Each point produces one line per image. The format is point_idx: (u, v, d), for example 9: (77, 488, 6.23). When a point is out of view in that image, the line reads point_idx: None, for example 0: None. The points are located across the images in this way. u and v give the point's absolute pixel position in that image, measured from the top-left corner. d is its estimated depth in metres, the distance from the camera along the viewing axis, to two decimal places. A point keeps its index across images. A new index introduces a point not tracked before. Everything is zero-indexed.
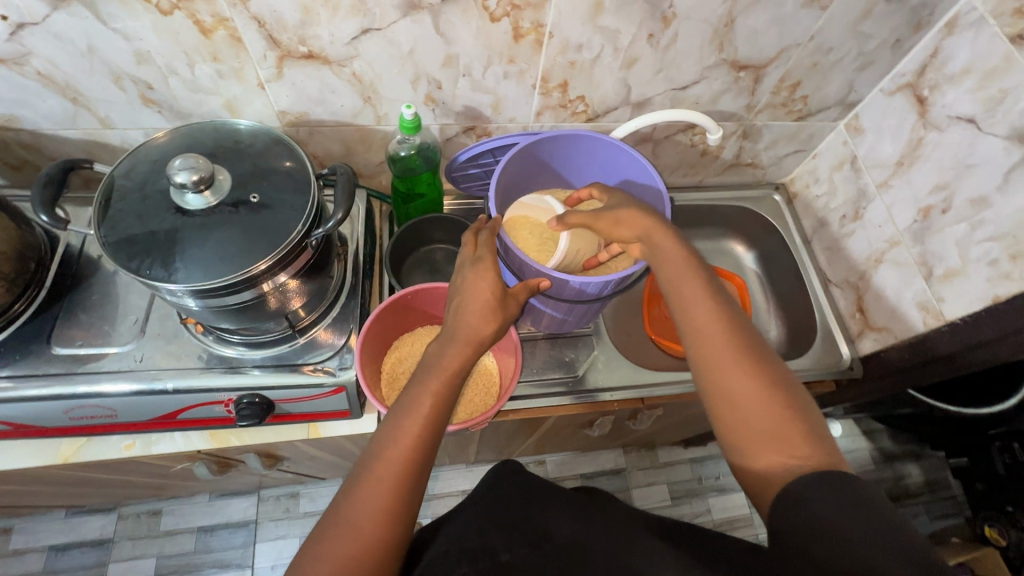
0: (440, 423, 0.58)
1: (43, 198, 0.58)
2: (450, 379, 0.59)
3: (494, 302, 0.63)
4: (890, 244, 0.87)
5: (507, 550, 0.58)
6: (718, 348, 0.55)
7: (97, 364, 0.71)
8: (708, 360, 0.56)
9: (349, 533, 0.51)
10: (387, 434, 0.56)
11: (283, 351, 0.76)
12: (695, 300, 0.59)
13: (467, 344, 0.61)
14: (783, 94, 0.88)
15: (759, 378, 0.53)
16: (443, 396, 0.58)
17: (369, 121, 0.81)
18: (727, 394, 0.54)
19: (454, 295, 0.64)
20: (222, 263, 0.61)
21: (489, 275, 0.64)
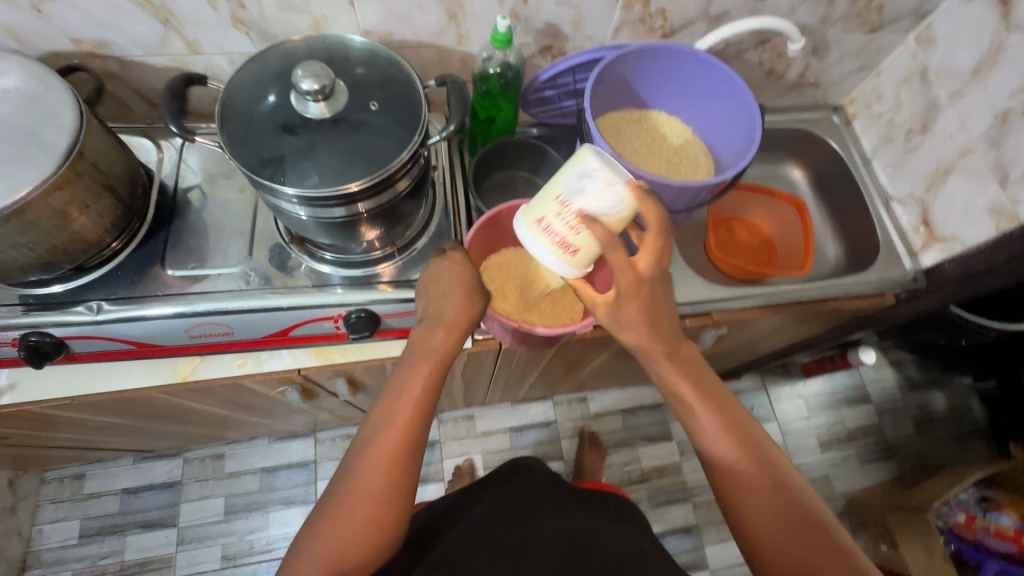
0: (428, 407, 0.64)
1: (173, 108, 0.59)
2: (438, 365, 0.65)
3: (466, 287, 0.67)
4: (961, 154, 0.89)
5: (528, 551, 0.68)
6: (732, 466, 0.61)
7: (212, 284, 0.74)
8: (722, 467, 0.62)
9: (353, 511, 0.58)
10: (383, 416, 0.62)
11: (387, 267, 0.79)
12: (707, 420, 0.63)
13: (446, 329, 0.66)
14: (859, 3, 0.87)
15: (776, 499, 0.59)
16: (435, 378, 0.64)
17: (451, 41, 0.81)
18: (747, 512, 0.60)
19: (427, 283, 0.69)
20: (349, 170, 0.63)
21: (461, 258, 0.69)
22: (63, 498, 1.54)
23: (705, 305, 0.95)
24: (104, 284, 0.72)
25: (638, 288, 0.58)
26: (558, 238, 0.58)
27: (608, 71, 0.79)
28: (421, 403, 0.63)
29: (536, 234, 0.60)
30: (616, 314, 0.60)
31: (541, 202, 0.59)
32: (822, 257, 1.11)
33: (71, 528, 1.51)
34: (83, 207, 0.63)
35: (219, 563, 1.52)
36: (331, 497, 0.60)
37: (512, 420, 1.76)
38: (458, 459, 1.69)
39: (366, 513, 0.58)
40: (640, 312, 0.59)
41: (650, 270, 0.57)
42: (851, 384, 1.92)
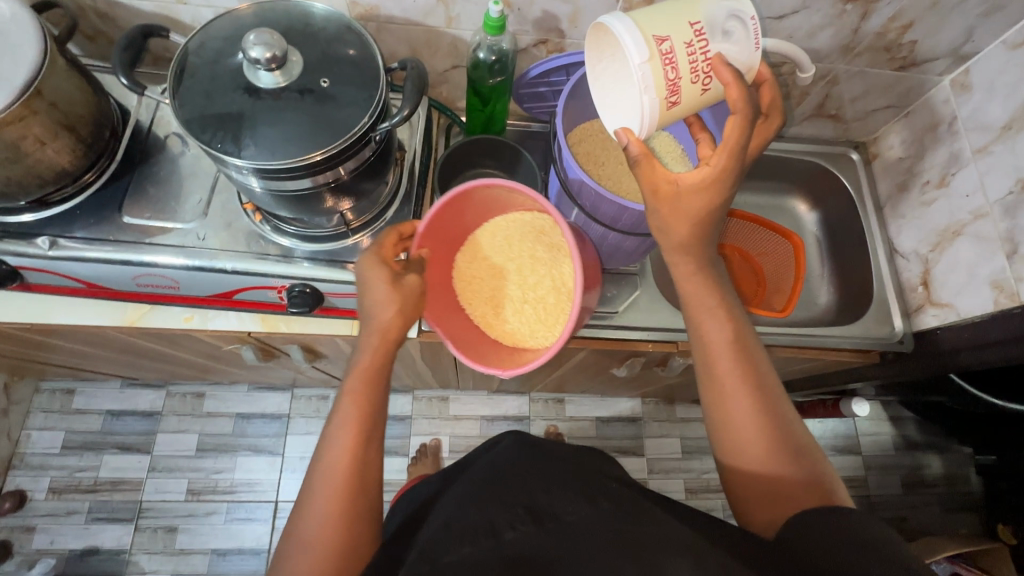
0: (374, 405, 0.66)
1: (123, 58, 0.58)
2: (367, 373, 0.66)
3: (392, 287, 0.65)
4: (974, 217, 0.81)
5: (511, 529, 0.60)
6: (733, 392, 0.60)
7: (164, 236, 0.74)
8: (718, 391, 0.61)
9: (312, 539, 0.60)
10: (331, 436, 0.64)
11: (336, 248, 0.78)
12: (714, 333, 0.63)
13: (376, 335, 0.66)
14: (890, 36, 0.79)
15: (768, 424, 0.59)
16: (371, 379, 0.66)
17: (439, 22, 0.78)
18: (735, 427, 0.60)
19: (359, 290, 0.67)
20: (290, 145, 0.61)
21: (378, 264, 0.66)
22: (52, 409, 1.63)
23: (669, 333, 0.91)
24: (62, 221, 0.74)
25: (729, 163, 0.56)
26: (670, 75, 0.55)
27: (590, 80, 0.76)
28: (362, 415, 0.65)
29: (652, 53, 0.54)
30: (671, 209, 0.59)
31: (665, 19, 0.55)
32: (812, 300, 1.05)
33: (55, 439, 1.60)
34: (40, 142, 0.64)
35: (184, 495, 1.59)
36: (290, 538, 0.61)
37: (485, 409, 1.76)
38: (425, 437, 1.70)
39: (326, 534, 0.60)
40: (695, 214, 0.58)
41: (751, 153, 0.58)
42: (842, 432, 1.83)
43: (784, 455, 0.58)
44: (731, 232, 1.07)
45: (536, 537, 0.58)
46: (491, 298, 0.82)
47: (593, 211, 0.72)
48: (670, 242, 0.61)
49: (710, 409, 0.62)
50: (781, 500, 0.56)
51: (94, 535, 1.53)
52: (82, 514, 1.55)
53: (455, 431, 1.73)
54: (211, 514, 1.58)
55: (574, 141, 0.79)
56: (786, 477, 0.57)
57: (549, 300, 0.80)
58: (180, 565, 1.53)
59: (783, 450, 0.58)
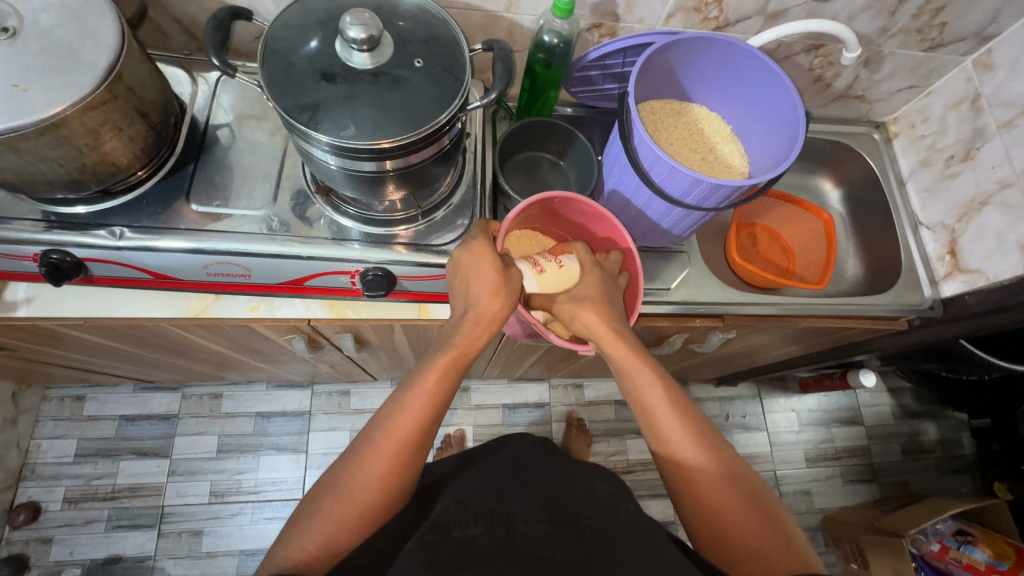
0: (441, 402, 0.67)
1: (215, 40, 0.58)
2: (456, 361, 0.67)
3: (500, 279, 0.66)
4: (1000, 187, 0.87)
5: (524, 521, 0.69)
6: (682, 470, 0.64)
7: (235, 224, 0.74)
8: (672, 470, 0.65)
9: (346, 505, 0.62)
10: (396, 406, 0.66)
11: (407, 231, 0.79)
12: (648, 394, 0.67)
13: (476, 323, 0.67)
14: (923, 18, 0.84)
15: (720, 484, 0.62)
16: (448, 376, 0.67)
17: (499, 7, 0.80)
18: (695, 487, 0.63)
19: (465, 279, 0.68)
20: (389, 124, 0.62)
21: (485, 253, 0.67)
22: (63, 417, 1.57)
23: (719, 308, 0.94)
24: (128, 211, 0.72)
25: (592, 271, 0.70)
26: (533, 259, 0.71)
27: (657, 57, 0.77)
28: (434, 399, 0.66)
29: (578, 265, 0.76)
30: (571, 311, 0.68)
31: None
32: (840, 274, 1.10)
33: (68, 447, 1.55)
34: (115, 129, 0.63)
35: (207, 498, 1.56)
36: (330, 483, 0.64)
37: (507, 397, 1.78)
38: (449, 428, 1.71)
39: (363, 500, 0.63)
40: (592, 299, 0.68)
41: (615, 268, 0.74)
42: (846, 404, 1.92)
43: (744, 517, 0.60)
44: (763, 211, 1.11)
45: (554, 536, 0.65)
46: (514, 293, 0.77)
47: (664, 184, 0.73)
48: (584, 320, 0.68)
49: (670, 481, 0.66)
50: (749, 559, 0.58)
51: (115, 543, 1.49)
52: (102, 523, 1.50)
53: (478, 421, 1.74)
54: (236, 514, 1.56)
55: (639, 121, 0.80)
56: (749, 537, 0.59)
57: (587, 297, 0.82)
58: (207, 568, 1.50)
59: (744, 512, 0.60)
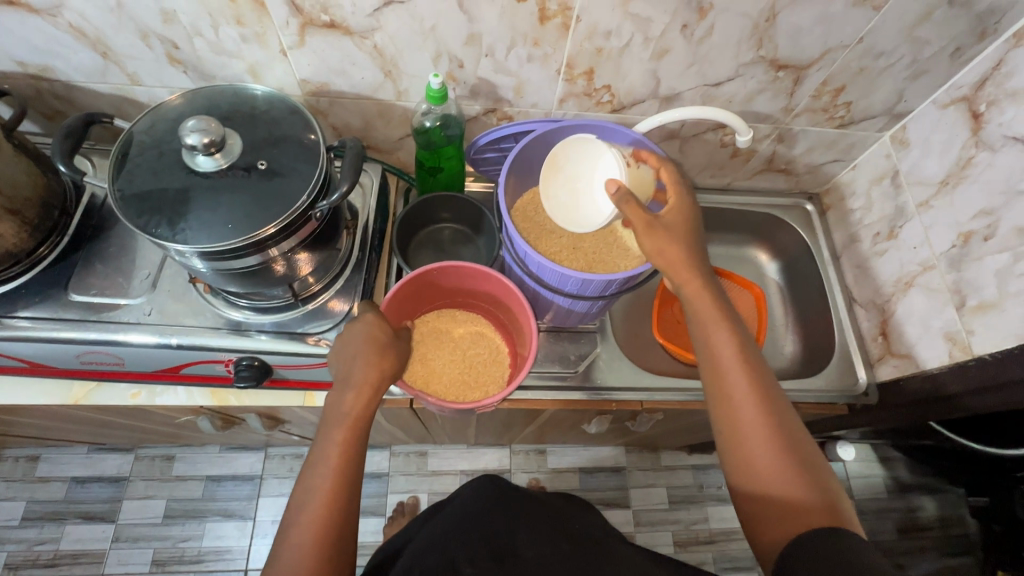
0: (358, 462, 0.64)
1: (62, 148, 0.60)
2: (354, 425, 0.65)
3: (381, 344, 0.67)
4: (923, 268, 0.82)
5: (470, 565, 0.65)
6: (754, 430, 0.59)
7: (109, 313, 0.73)
8: (734, 431, 0.61)
9: None
10: (307, 483, 0.62)
11: (285, 318, 0.76)
12: (721, 344, 0.64)
13: (360, 388, 0.65)
14: (824, 99, 0.82)
15: (775, 441, 0.59)
16: (350, 440, 0.64)
17: (390, 96, 0.81)
18: (743, 449, 0.60)
19: (348, 345, 0.67)
20: (226, 228, 0.60)
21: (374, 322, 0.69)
22: (14, 478, 1.57)
23: (631, 392, 0.89)
24: (5, 300, 0.72)
25: (676, 222, 0.66)
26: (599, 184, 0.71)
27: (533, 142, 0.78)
28: (344, 460, 0.63)
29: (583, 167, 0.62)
30: (659, 237, 0.65)
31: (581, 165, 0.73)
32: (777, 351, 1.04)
33: (16, 509, 1.54)
34: None
35: (148, 567, 1.52)
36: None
37: (465, 462, 1.71)
38: (403, 495, 1.64)
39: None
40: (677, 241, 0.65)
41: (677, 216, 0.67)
42: None
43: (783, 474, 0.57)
44: None
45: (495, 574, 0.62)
46: (418, 372, 0.81)
47: (540, 279, 0.73)
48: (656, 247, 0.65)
49: (731, 442, 0.61)
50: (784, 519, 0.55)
51: None
52: None
53: (433, 488, 1.67)
54: None
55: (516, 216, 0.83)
56: (806, 501, 0.55)
57: (482, 366, 0.84)
58: None
59: (807, 486, 0.56)
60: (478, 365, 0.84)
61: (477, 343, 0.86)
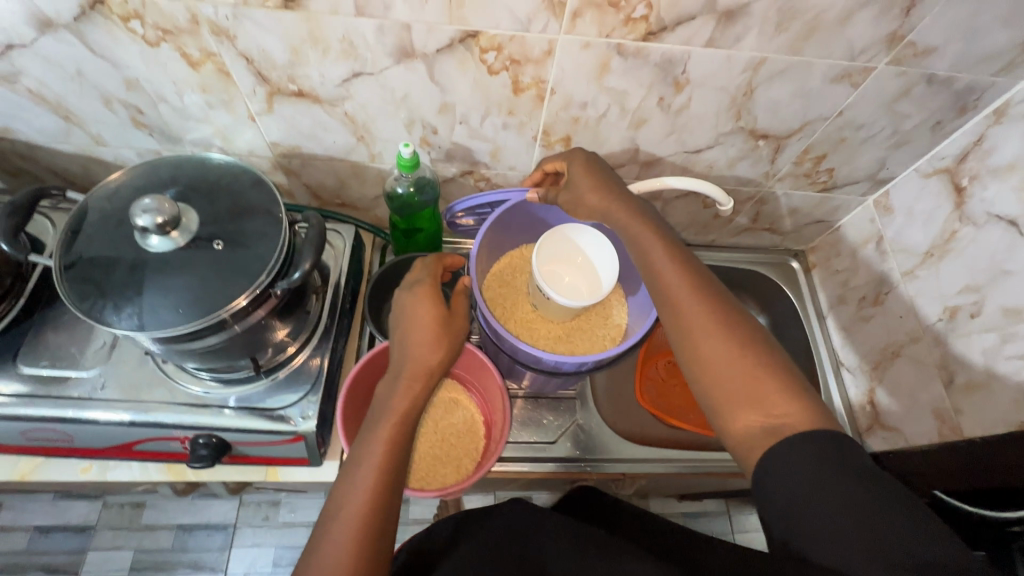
0: (402, 465, 0.56)
1: (8, 226, 0.57)
2: (401, 424, 0.58)
3: (438, 329, 0.63)
4: (910, 338, 0.80)
5: None
6: (730, 372, 0.48)
7: (59, 388, 0.69)
8: (693, 351, 0.51)
9: None
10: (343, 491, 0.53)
11: (246, 392, 0.72)
12: (653, 247, 0.58)
13: (415, 377, 0.60)
14: (806, 166, 0.81)
15: (743, 353, 0.49)
16: (394, 441, 0.56)
17: (363, 158, 0.79)
18: (708, 368, 0.49)
19: (401, 331, 0.63)
20: (176, 312, 0.57)
21: (427, 296, 0.64)
22: None
23: (613, 462, 0.86)
24: None
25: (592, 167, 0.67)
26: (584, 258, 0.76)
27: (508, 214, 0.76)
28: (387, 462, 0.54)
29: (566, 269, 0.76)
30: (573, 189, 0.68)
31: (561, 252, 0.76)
32: None
33: None
34: None
35: None
36: None
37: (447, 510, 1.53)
38: None
39: None
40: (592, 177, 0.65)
41: (587, 166, 0.67)
42: None
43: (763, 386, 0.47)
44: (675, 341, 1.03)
45: None
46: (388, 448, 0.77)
47: (515, 355, 0.72)
48: (578, 187, 0.66)
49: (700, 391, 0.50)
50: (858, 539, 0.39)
51: None
52: None
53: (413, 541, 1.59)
54: None
55: (489, 285, 0.81)
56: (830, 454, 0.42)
57: (456, 438, 0.80)
58: None
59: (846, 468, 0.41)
60: (452, 439, 0.80)
61: (451, 412, 0.82)
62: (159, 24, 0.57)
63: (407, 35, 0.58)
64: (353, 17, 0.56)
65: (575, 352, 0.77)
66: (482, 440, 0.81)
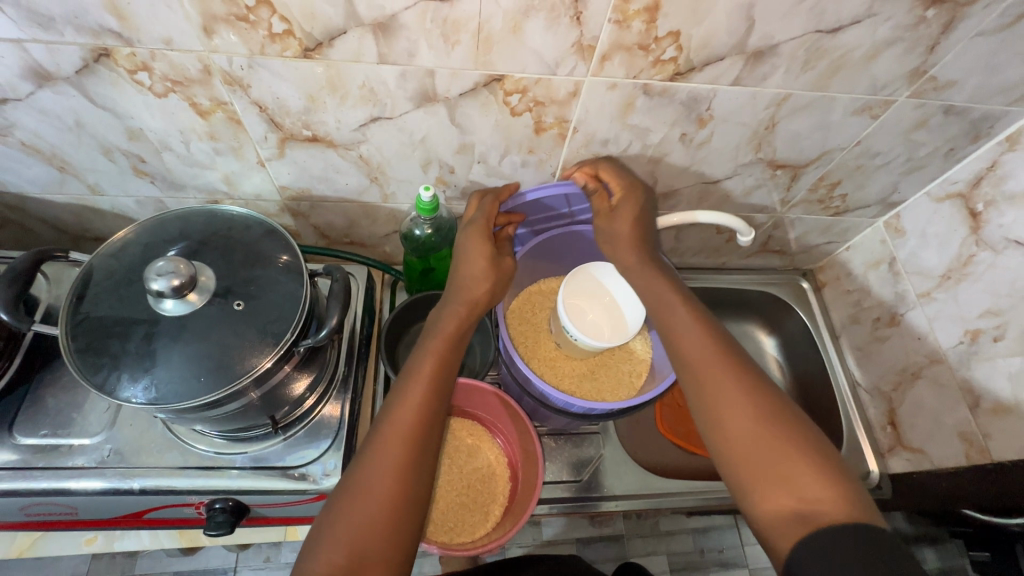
0: (448, 391, 0.58)
1: (8, 295, 0.54)
2: (449, 346, 0.60)
3: (490, 263, 0.65)
4: (930, 360, 0.80)
5: None
6: (758, 451, 0.47)
7: (61, 458, 0.65)
8: (715, 420, 0.51)
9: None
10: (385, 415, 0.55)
11: (263, 451, 0.68)
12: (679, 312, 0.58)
13: (463, 305, 0.63)
14: (820, 192, 0.82)
15: (766, 428, 0.48)
16: (439, 376, 0.58)
17: (376, 198, 0.76)
18: (731, 438, 0.49)
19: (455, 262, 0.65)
20: (197, 380, 0.53)
21: (481, 235, 0.66)
22: None
23: (642, 500, 0.84)
24: None
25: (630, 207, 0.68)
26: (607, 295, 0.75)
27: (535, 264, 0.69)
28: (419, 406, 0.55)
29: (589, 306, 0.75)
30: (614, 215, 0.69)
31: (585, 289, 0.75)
32: None
33: None
34: None
35: None
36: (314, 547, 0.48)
37: None
38: None
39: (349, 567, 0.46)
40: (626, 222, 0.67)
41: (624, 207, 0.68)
42: None
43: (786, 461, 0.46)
44: None
45: None
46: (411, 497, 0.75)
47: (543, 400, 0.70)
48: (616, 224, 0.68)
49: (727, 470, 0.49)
50: None
51: None
52: None
53: None
54: None
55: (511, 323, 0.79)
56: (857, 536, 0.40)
57: (482, 484, 0.78)
58: None
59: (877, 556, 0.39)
60: (478, 484, 0.78)
61: (474, 456, 0.80)
62: (168, 75, 0.54)
63: (431, 80, 0.57)
64: (376, 64, 0.54)
65: (602, 393, 0.76)
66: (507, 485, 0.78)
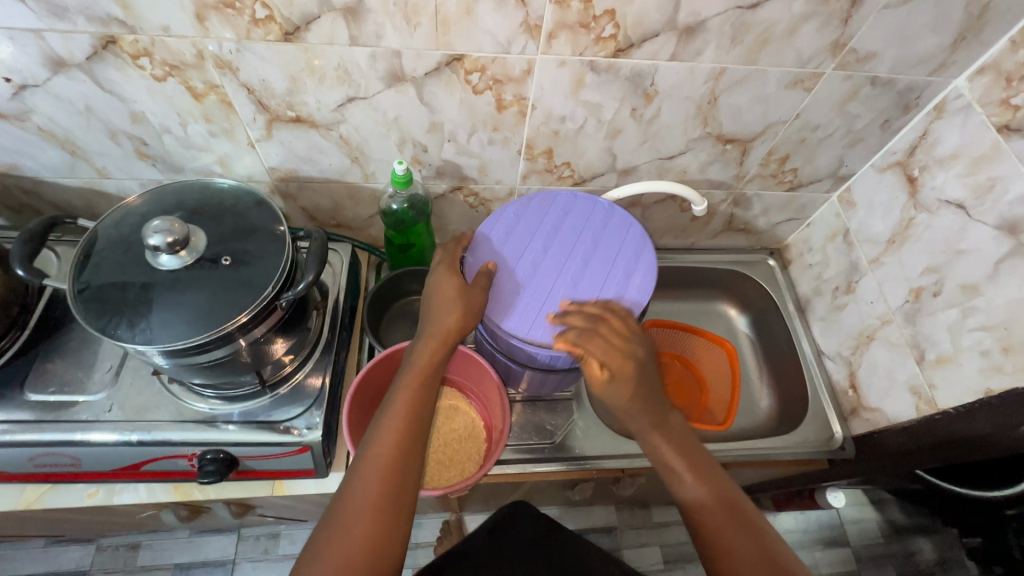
0: (424, 419, 0.62)
1: (22, 253, 0.60)
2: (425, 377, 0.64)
3: (461, 294, 0.65)
4: (882, 322, 0.85)
5: None
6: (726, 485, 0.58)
7: (67, 413, 0.71)
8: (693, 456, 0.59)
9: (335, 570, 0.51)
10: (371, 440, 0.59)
11: (252, 406, 0.74)
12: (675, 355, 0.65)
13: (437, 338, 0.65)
14: (772, 167, 0.87)
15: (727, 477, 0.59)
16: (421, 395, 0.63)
17: (358, 179, 0.83)
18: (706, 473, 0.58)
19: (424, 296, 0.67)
20: (187, 325, 0.59)
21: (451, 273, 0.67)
22: None
23: (615, 460, 0.88)
24: None
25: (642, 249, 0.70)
26: None
27: (482, 243, 0.71)
28: (410, 436, 0.60)
29: None
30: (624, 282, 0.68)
31: None
32: (754, 406, 1.04)
33: None
34: None
35: None
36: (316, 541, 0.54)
37: None
38: None
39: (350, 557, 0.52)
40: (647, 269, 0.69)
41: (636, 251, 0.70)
42: None
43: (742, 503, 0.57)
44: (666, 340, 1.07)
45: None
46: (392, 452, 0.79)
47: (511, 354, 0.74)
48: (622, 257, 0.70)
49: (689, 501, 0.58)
50: None
51: None
52: None
53: None
54: None
55: None
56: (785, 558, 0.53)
57: (458, 443, 0.83)
58: None
59: None
60: (455, 442, 0.82)
61: (452, 418, 0.85)
62: (166, 60, 0.62)
63: (398, 61, 0.64)
64: (348, 46, 0.61)
65: None
66: (482, 445, 0.83)
